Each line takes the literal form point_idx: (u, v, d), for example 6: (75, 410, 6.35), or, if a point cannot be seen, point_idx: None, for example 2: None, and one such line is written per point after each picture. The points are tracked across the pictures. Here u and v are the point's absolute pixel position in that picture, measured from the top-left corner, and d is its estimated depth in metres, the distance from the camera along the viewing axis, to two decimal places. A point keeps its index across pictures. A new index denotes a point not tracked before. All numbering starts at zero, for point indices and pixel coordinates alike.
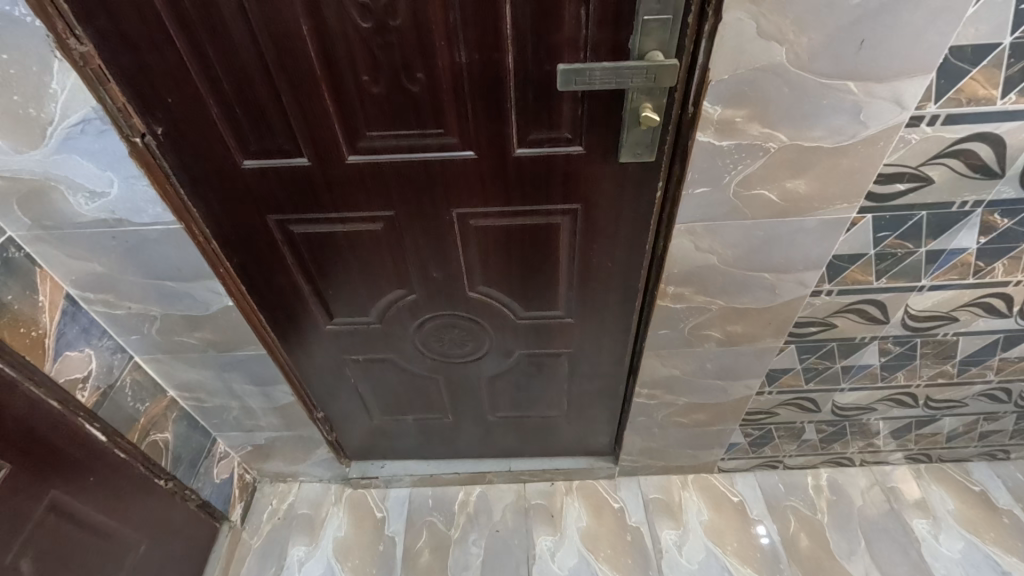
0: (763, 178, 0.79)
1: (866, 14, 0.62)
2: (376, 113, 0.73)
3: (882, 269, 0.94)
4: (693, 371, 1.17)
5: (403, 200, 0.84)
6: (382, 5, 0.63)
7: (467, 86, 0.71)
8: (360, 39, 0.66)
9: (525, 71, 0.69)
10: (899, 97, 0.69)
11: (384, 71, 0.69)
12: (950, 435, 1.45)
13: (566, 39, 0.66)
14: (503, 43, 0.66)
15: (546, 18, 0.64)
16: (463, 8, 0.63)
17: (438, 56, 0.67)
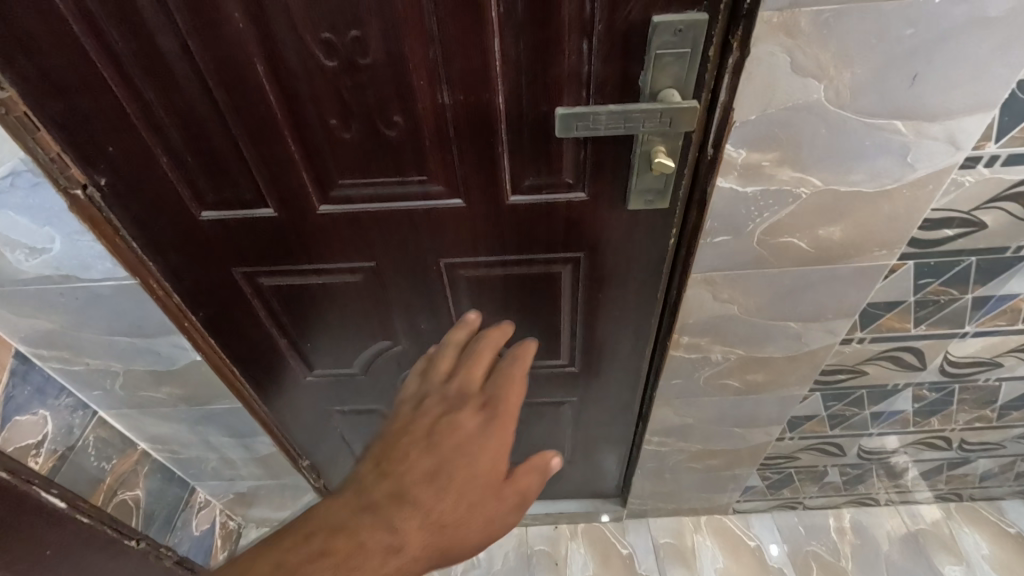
0: (792, 226, 0.69)
1: (922, 45, 0.52)
2: (350, 160, 0.64)
3: (922, 316, 0.84)
4: (708, 419, 1.08)
5: (384, 250, 0.75)
6: (350, 41, 0.53)
7: (452, 129, 0.61)
8: (325, 79, 0.56)
9: (518, 112, 0.60)
10: (954, 137, 0.59)
11: (356, 115, 0.59)
12: (984, 476, 1.35)
13: (565, 77, 0.57)
14: (492, 83, 0.57)
15: (542, 54, 0.55)
16: (445, 44, 0.54)
17: (417, 97, 0.58)
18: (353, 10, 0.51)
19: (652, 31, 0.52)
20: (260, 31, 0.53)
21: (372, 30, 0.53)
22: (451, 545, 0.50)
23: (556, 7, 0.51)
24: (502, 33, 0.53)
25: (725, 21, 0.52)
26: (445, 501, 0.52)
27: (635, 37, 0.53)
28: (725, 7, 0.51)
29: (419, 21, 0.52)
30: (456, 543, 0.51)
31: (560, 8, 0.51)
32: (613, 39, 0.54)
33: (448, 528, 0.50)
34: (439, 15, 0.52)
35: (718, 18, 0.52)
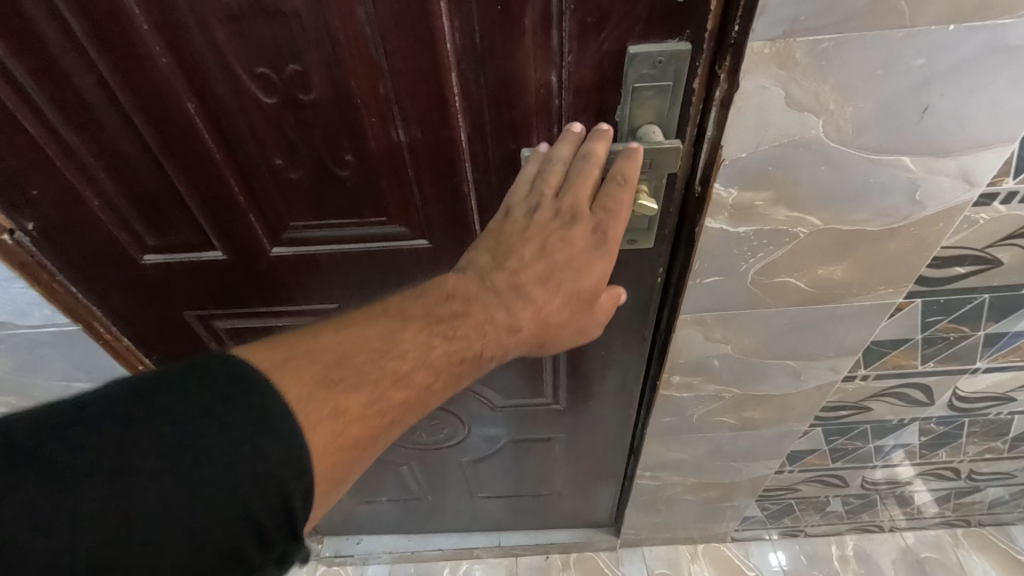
0: (789, 265, 0.63)
1: (935, 76, 0.46)
2: (301, 202, 0.58)
3: (930, 354, 0.78)
4: (704, 454, 1.02)
5: (347, 292, 0.69)
6: (289, 77, 0.47)
7: (412, 168, 0.55)
8: (265, 118, 0.50)
9: (483, 150, 0.54)
10: (969, 174, 0.53)
11: (303, 155, 0.53)
12: (993, 503, 1.29)
13: (534, 111, 0.51)
14: (452, 119, 0.51)
15: (506, 88, 0.49)
16: (396, 78, 0.48)
17: (370, 135, 0.52)
18: (289, 44, 0.45)
19: (628, 63, 0.47)
20: (186, 67, 0.47)
21: (313, 64, 0.47)
22: (551, 340, 0.51)
23: (519, 37, 0.45)
24: (459, 66, 0.47)
25: (711, 50, 0.46)
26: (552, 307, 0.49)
27: (610, 69, 0.47)
28: (709, 36, 0.45)
29: (366, 54, 0.46)
30: (554, 338, 0.51)
31: (524, 37, 0.45)
32: (586, 72, 0.48)
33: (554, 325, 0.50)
34: (387, 47, 0.46)
35: (703, 47, 0.46)
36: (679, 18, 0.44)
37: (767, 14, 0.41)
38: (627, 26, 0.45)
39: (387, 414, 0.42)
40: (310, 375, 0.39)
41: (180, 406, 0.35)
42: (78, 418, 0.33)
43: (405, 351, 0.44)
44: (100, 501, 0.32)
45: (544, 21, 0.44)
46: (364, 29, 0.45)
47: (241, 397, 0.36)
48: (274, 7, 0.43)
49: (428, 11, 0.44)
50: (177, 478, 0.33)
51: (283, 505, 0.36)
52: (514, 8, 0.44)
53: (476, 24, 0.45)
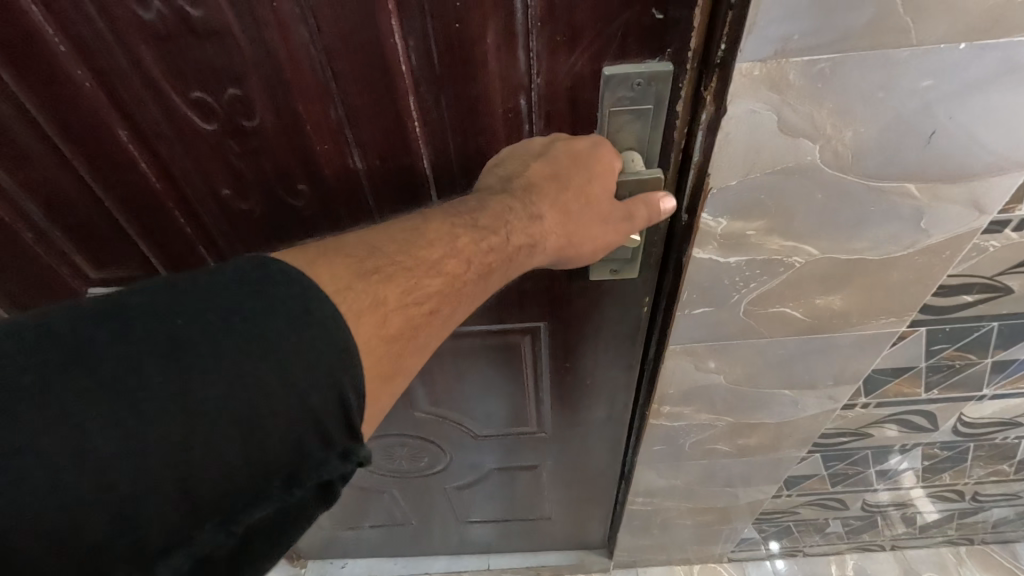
0: (784, 295, 0.59)
1: (944, 98, 0.41)
2: (254, 233, 0.53)
3: (933, 381, 0.74)
4: (698, 479, 0.97)
5: None
6: (228, 102, 0.43)
7: (372, 197, 0.51)
8: (206, 145, 0.46)
9: (449, 178, 0.49)
10: (978, 201, 0.49)
11: (252, 185, 0.49)
12: (998, 522, 1.25)
13: (503, 137, 0.46)
14: (413, 146, 0.46)
15: (471, 113, 0.44)
16: (348, 102, 0.43)
17: (324, 163, 0.47)
18: (225, 67, 0.41)
19: (604, 86, 0.43)
20: (113, 93, 0.42)
21: (254, 88, 0.42)
22: (579, 243, 0.46)
23: (481, 57, 0.41)
24: (417, 89, 0.43)
25: (696, 70, 0.42)
26: (575, 201, 0.45)
27: (585, 91, 0.43)
28: (693, 55, 0.41)
29: (312, 77, 0.42)
30: (583, 240, 0.46)
31: (487, 57, 0.41)
32: (558, 94, 0.43)
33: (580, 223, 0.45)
34: (336, 70, 0.41)
35: (686, 67, 0.42)
36: (658, 35, 0.40)
37: (755, 32, 0.37)
38: (601, 45, 0.41)
39: (425, 303, 0.39)
40: (343, 267, 0.36)
41: (229, 292, 0.32)
42: (124, 305, 0.30)
43: (433, 243, 0.40)
44: (161, 383, 0.28)
45: (510, 40, 0.40)
46: (309, 51, 0.40)
47: (290, 291, 0.33)
48: (205, 25, 0.39)
49: (378, 31, 0.39)
50: (235, 362, 0.30)
51: (342, 399, 0.33)
52: (475, 25, 0.39)
53: (433, 44, 0.40)
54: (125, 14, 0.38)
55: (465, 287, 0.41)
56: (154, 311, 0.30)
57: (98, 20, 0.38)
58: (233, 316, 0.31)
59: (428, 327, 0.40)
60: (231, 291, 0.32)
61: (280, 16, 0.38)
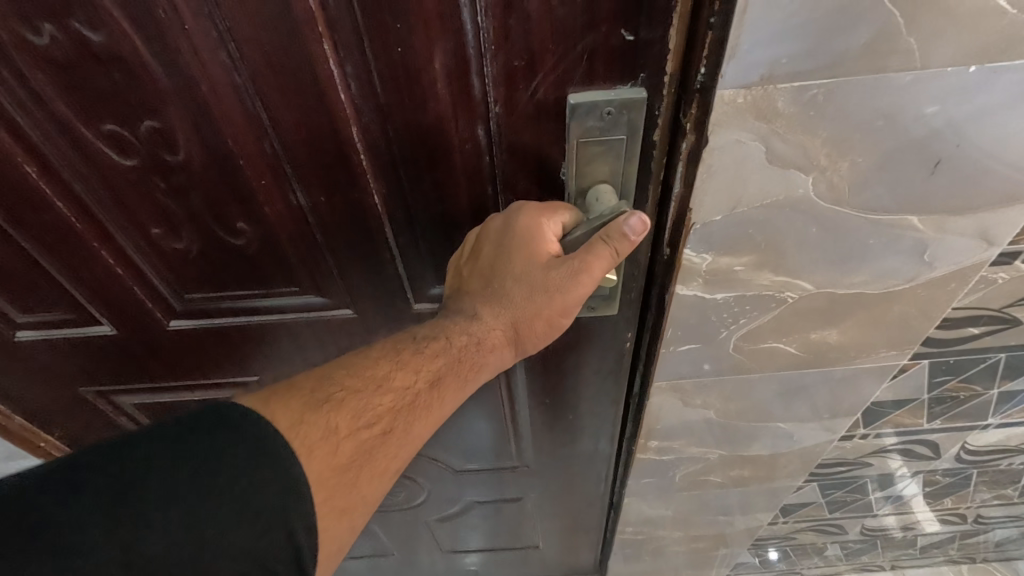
0: (776, 331, 0.54)
1: (950, 126, 0.37)
2: (194, 273, 0.49)
3: (936, 412, 0.70)
4: (690, 509, 0.93)
5: (265, 363, 0.61)
6: (146, 136, 0.38)
7: (321, 235, 0.46)
8: (129, 182, 0.42)
9: (405, 211, 0.45)
10: (986, 232, 0.44)
11: (184, 223, 0.45)
12: (1001, 541, 1.21)
13: (460, 169, 0.42)
14: (360, 180, 0.42)
15: (423, 145, 0.40)
16: (282, 135, 0.39)
17: (263, 200, 0.43)
18: (137, 98, 0.36)
19: (569, 115, 0.38)
20: (18, 126, 0.38)
21: (173, 122, 0.38)
22: (534, 326, 0.43)
23: (430, 85, 0.36)
24: (360, 118, 0.38)
25: (674, 95, 0.38)
26: (522, 294, 0.42)
27: (549, 121, 0.39)
28: (669, 80, 0.37)
29: (240, 107, 0.37)
30: (535, 336, 0.44)
31: (436, 83, 0.36)
32: (520, 124, 0.39)
33: (526, 306, 0.43)
34: (265, 100, 0.37)
35: (662, 94, 0.37)
36: (628, 59, 0.36)
37: (738, 56, 0.32)
38: (564, 71, 0.36)
39: (376, 424, 0.40)
40: (298, 402, 0.38)
41: (191, 443, 0.34)
42: (103, 452, 0.34)
43: (379, 360, 0.42)
44: (119, 529, 0.32)
45: (460, 66, 0.36)
46: (232, 79, 0.36)
47: (252, 432, 0.36)
48: (110, 53, 0.34)
49: (308, 57, 0.35)
50: (185, 514, 0.33)
51: (292, 543, 0.34)
52: (420, 49, 0.35)
53: (374, 71, 0.36)
54: (17, 40, 0.34)
55: (419, 399, 0.41)
56: (120, 461, 0.33)
57: None
58: (192, 470, 0.34)
59: (387, 446, 0.40)
60: (195, 440, 0.35)
61: (195, 41, 0.34)
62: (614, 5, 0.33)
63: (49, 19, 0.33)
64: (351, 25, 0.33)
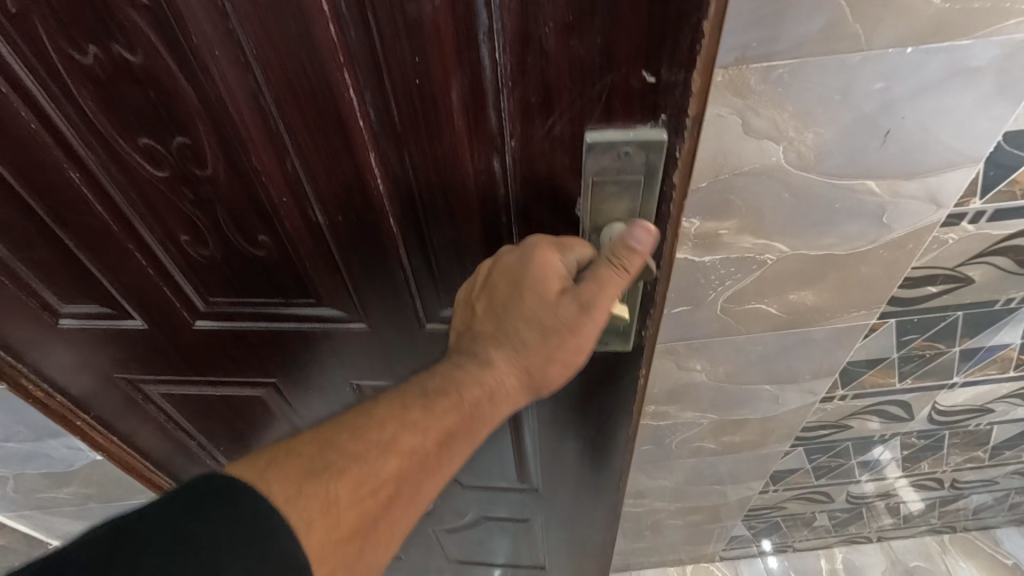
0: (759, 292, 0.61)
1: (895, 100, 0.43)
2: (218, 277, 0.54)
3: (906, 371, 0.76)
4: (686, 478, 0.99)
5: (282, 366, 0.65)
6: (177, 151, 0.43)
7: (336, 251, 0.50)
8: (160, 191, 0.46)
9: (420, 232, 0.48)
10: (934, 196, 0.51)
11: (209, 231, 0.49)
12: (978, 509, 1.28)
13: (477, 197, 0.44)
14: (374, 203, 0.45)
15: (438, 172, 0.42)
16: (303, 157, 0.42)
17: (281, 215, 0.47)
18: (170, 116, 0.40)
19: (586, 151, 0.40)
20: (64, 137, 0.43)
21: (203, 140, 0.41)
22: (545, 370, 0.46)
23: (447, 118, 0.39)
24: (378, 145, 0.41)
25: (695, 138, 0.38)
26: (533, 337, 0.45)
27: (563, 156, 0.40)
28: (692, 119, 0.37)
29: (261, 129, 0.40)
30: (545, 377, 0.47)
31: (452, 121, 0.39)
32: (536, 156, 0.41)
33: (537, 350, 0.45)
34: (285, 124, 0.40)
35: (683, 135, 0.38)
36: (649, 99, 0.37)
37: None
38: (581, 108, 0.38)
39: (381, 490, 0.41)
40: (294, 474, 0.39)
41: (185, 532, 0.33)
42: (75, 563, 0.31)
43: (384, 423, 0.43)
44: None
45: (476, 100, 0.38)
46: (255, 101, 0.39)
47: (247, 517, 0.35)
48: (144, 71, 0.38)
49: (324, 86, 0.37)
50: None
51: None
52: (437, 82, 0.37)
53: (393, 105, 0.38)
54: (65, 63, 0.38)
55: (426, 459, 0.43)
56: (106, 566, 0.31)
57: (36, 63, 0.39)
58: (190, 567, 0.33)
59: (392, 511, 0.42)
60: (190, 528, 0.33)
61: (223, 70, 0.37)
62: (632, 49, 0.34)
63: (91, 40, 0.37)
64: (369, 55, 0.36)
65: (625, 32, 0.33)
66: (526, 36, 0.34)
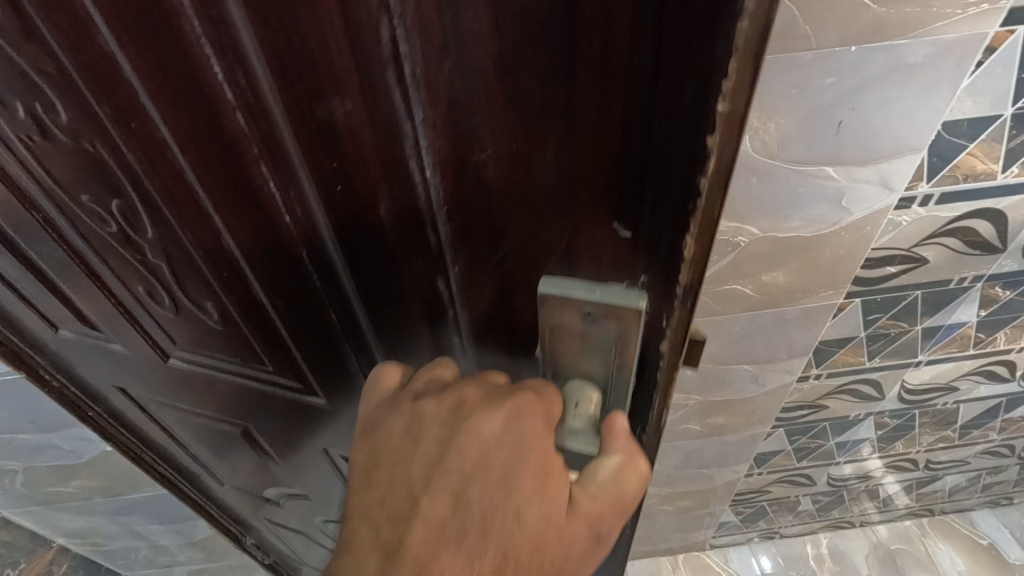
0: (733, 273, 0.66)
1: (844, 94, 0.49)
2: (175, 332, 0.49)
3: (875, 350, 0.82)
4: (675, 462, 1.04)
5: (251, 415, 0.63)
6: (115, 215, 0.36)
7: (283, 326, 0.48)
8: (101, 248, 0.39)
9: (359, 317, 0.47)
10: (886, 180, 0.57)
11: (159, 291, 0.44)
12: (953, 490, 1.34)
13: (414, 293, 0.43)
14: (314, 278, 0.43)
15: (378, 271, 0.41)
16: (238, 237, 0.38)
17: (229, 291, 0.44)
18: (105, 180, 0.33)
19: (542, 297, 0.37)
20: None
21: (140, 206, 0.35)
22: None
23: (377, 223, 0.36)
24: (322, 236, 0.38)
25: (686, 308, 0.34)
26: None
27: (513, 278, 0.38)
28: (681, 290, 0.32)
29: (200, 208, 0.35)
30: None
31: (384, 230, 0.37)
32: (480, 271, 0.38)
33: None
34: (213, 208, 0.35)
35: (673, 304, 0.33)
36: (619, 247, 0.33)
37: None
38: (534, 245, 0.35)
39: None
40: None
41: None
42: None
43: None
44: None
45: (408, 203, 0.35)
46: (191, 183, 0.34)
47: None
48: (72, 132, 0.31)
49: (252, 176, 0.33)
50: None
51: None
52: (363, 193, 0.34)
53: (325, 197, 0.35)
54: None
55: None
56: None
57: None
58: None
59: None
60: None
61: (146, 152, 0.32)
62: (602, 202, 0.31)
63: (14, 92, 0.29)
64: (320, 158, 0.32)
65: (584, 167, 0.29)
66: (460, 161, 0.31)
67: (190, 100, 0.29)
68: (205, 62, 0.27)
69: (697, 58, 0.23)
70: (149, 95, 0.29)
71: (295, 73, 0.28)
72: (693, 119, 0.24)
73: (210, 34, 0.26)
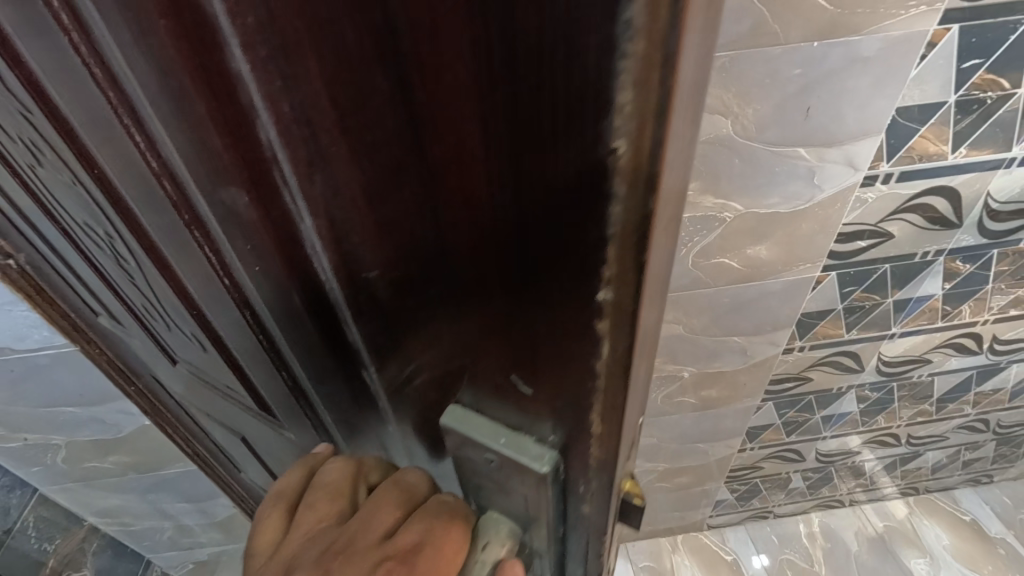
0: (720, 247, 0.74)
1: (811, 83, 0.58)
2: (177, 344, 0.52)
3: (852, 322, 0.90)
4: (671, 437, 1.11)
5: (249, 433, 0.67)
6: (110, 241, 0.39)
7: (245, 381, 0.46)
8: (112, 262, 0.43)
9: (302, 402, 0.42)
10: (851, 160, 0.66)
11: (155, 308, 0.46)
12: (935, 468, 1.41)
13: (346, 396, 0.37)
14: (268, 356, 0.38)
15: (307, 366, 0.36)
16: (186, 291, 0.37)
17: (195, 331, 0.43)
18: (94, 213, 0.36)
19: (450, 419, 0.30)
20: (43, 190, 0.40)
21: (120, 240, 0.37)
22: None
23: (297, 320, 0.32)
24: (247, 318, 0.34)
25: (607, 480, 0.30)
26: None
27: (433, 403, 0.31)
28: (595, 463, 0.29)
29: (156, 257, 0.35)
30: None
31: (305, 327, 0.32)
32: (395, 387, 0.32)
33: None
34: (163, 259, 0.35)
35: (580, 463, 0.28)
36: (530, 406, 0.27)
37: None
38: (448, 378, 0.29)
39: None
40: None
41: None
42: None
43: None
44: None
45: (315, 306, 0.30)
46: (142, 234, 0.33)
47: None
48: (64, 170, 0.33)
49: (188, 239, 0.30)
50: None
51: None
52: (274, 285, 0.30)
53: (250, 282, 0.31)
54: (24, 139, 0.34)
55: None
56: None
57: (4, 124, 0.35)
58: None
59: None
60: None
61: (109, 194, 0.31)
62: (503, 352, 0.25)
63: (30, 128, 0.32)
64: (228, 243, 0.29)
65: (472, 310, 0.24)
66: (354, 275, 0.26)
67: (125, 152, 0.26)
68: (124, 119, 0.24)
69: (577, 241, 0.18)
70: (98, 147, 0.28)
71: (196, 154, 0.24)
72: (577, 294, 0.20)
73: (129, 102, 0.23)
